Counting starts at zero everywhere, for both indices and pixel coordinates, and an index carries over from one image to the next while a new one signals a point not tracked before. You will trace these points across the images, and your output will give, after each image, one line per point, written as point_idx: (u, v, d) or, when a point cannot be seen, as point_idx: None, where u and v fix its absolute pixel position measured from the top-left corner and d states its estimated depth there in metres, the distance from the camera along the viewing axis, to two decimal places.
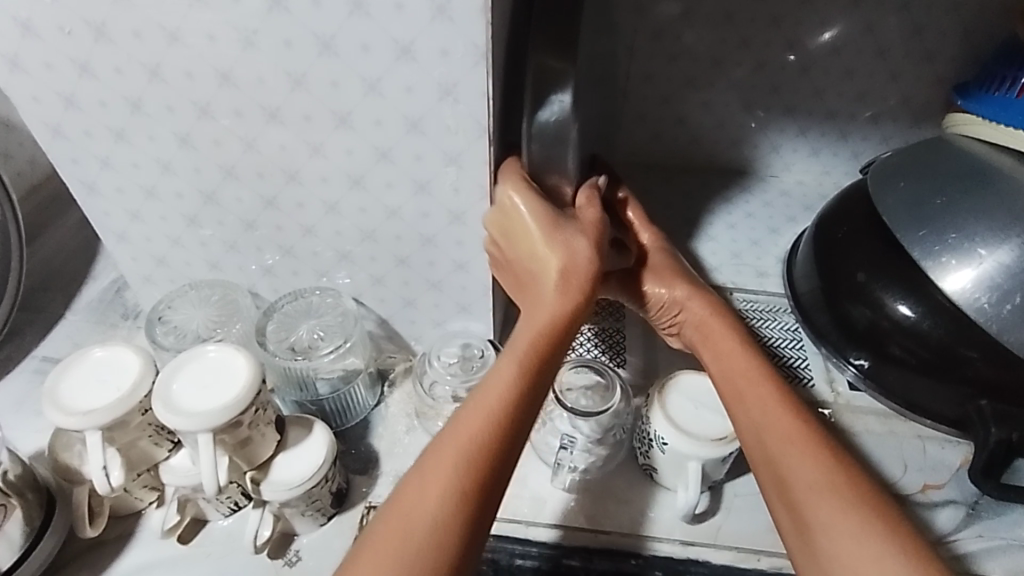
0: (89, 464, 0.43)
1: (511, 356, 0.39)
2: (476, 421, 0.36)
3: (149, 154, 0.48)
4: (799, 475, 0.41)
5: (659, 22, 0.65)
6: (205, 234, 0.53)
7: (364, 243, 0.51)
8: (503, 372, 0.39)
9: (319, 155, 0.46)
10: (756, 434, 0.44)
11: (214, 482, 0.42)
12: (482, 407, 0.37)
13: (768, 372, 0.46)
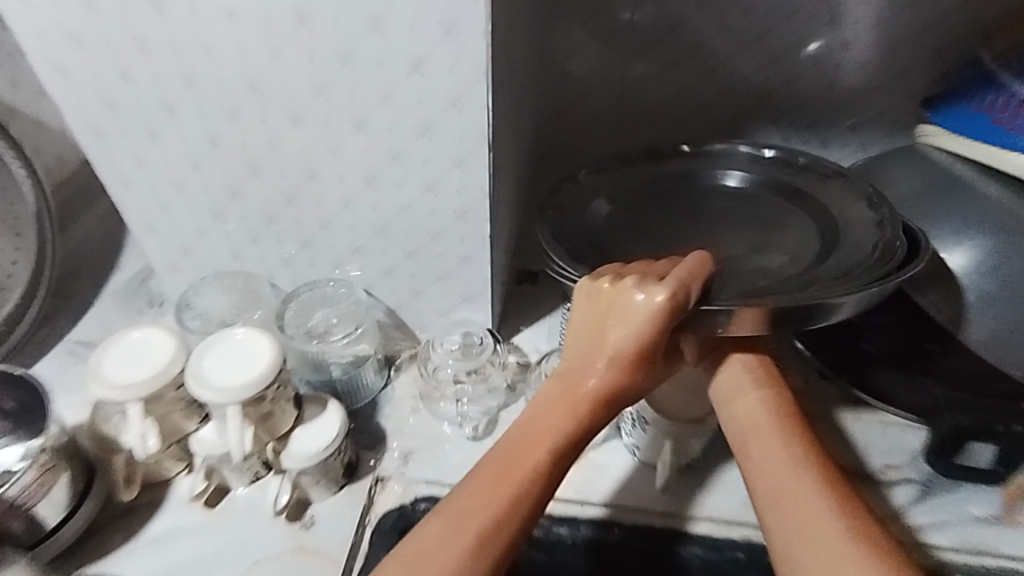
0: (127, 432, 0.48)
1: (548, 438, 0.44)
2: (505, 492, 0.42)
3: (181, 154, 0.52)
4: (800, 520, 0.43)
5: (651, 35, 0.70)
6: (229, 226, 0.58)
7: (376, 237, 0.56)
8: (538, 449, 0.44)
9: (338, 157, 0.50)
10: (773, 469, 0.46)
11: (240, 449, 0.48)
12: (515, 476, 0.43)
13: (790, 420, 0.49)
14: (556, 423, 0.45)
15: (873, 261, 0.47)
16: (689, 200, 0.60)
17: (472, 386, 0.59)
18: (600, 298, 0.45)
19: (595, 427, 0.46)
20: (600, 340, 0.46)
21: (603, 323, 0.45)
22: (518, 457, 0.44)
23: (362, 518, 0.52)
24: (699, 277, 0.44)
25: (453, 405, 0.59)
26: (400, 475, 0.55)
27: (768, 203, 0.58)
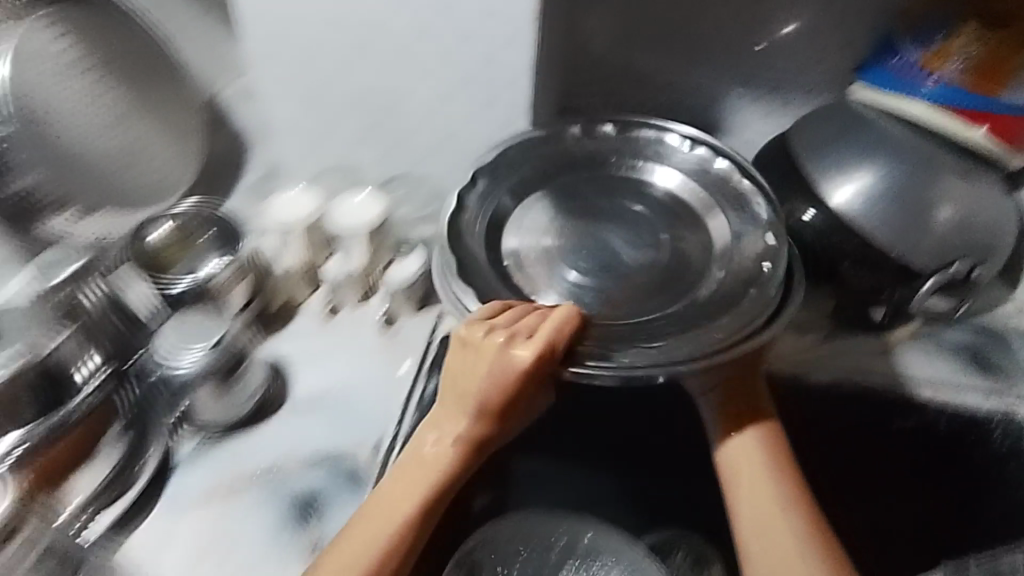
0: (287, 253, 0.72)
1: (422, 482, 0.54)
2: (377, 537, 0.52)
3: (315, 75, 0.75)
4: (782, 548, 0.54)
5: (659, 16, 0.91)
6: (339, 135, 0.79)
7: (447, 142, 0.77)
8: (404, 502, 0.53)
9: (425, 80, 0.72)
10: (762, 508, 0.56)
11: (358, 262, 0.72)
12: (386, 522, 0.52)
13: (782, 463, 0.59)
14: (423, 475, 0.54)
15: (741, 313, 0.53)
16: (617, 181, 0.64)
17: None
18: (474, 352, 0.53)
19: (463, 464, 0.55)
20: (470, 385, 0.54)
21: (473, 369, 0.53)
22: (389, 504, 0.53)
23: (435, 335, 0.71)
24: (558, 331, 0.51)
25: None
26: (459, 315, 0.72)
27: (690, 196, 0.63)
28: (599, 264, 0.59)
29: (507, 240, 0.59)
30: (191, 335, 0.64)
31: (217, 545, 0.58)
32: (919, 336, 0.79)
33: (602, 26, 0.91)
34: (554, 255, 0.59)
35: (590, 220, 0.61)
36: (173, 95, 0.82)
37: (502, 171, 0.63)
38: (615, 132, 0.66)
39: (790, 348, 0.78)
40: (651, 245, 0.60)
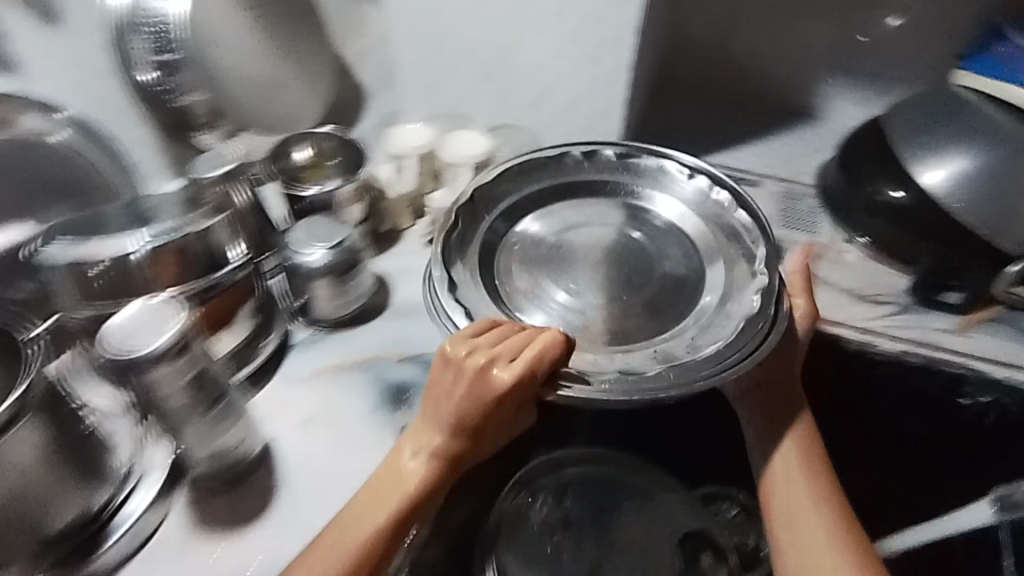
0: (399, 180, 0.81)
1: (393, 500, 0.53)
2: (349, 552, 0.51)
3: (441, 26, 0.83)
4: (808, 524, 0.60)
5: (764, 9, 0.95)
6: (457, 80, 0.88)
7: (552, 92, 0.85)
8: (377, 515, 0.53)
9: (539, 32, 0.80)
10: (793, 491, 0.62)
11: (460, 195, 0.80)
12: (355, 533, 0.52)
13: (813, 454, 0.64)
14: (393, 493, 0.54)
15: (724, 346, 0.55)
16: (618, 207, 0.69)
17: None
18: (456, 371, 0.53)
19: (439, 476, 0.55)
20: (451, 398, 0.54)
21: (456, 384, 0.54)
22: (360, 518, 0.53)
23: None
24: (541, 354, 0.52)
25: None
26: None
27: (686, 228, 0.67)
28: (590, 289, 0.62)
29: (510, 258, 0.64)
30: (317, 232, 0.70)
31: (325, 416, 0.65)
32: (996, 319, 0.78)
33: (697, 19, 0.99)
34: (548, 275, 0.63)
35: (588, 247, 0.65)
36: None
37: (519, 186, 0.69)
38: (621, 161, 0.71)
39: (863, 318, 0.79)
40: (646, 275, 0.64)
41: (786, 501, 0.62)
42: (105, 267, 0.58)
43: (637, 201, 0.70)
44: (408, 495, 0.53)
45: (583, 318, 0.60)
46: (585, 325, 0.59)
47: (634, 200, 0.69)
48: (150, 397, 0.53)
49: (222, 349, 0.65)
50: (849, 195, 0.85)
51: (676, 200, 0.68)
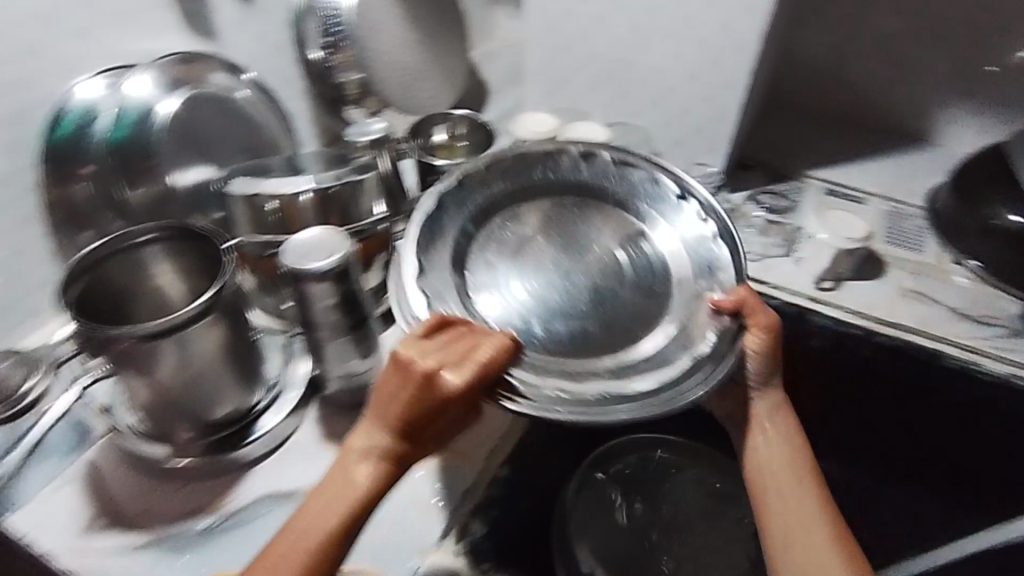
0: None
1: (340, 509, 0.47)
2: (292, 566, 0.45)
3: (577, 26, 0.91)
4: (802, 545, 0.55)
5: (886, 31, 0.95)
6: (583, 78, 0.95)
7: (671, 94, 0.90)
8: (324, 524, 0.47)
9: (667, 37, 0.85)
10: (781, 508, 0.57)
11: None
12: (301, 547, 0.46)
13: (802, 464, 0.60)
14: (338, 503, 0.47)
15: (680, 378, 0.52)
16: (600, 220, 0.66)
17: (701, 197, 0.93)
18: (401, 376, 0.47)
19: (380, 493, 0.48)
20: (394, 404, 0.48)
21: (399, 391, 0.48)
22: (305, 531, 0.47)
23: None
24: (494, 359, 0.49)
25: None
26: None
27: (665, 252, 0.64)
28: (552, 299, 0.60)
29: (482, 249, 0.62)
30: None
31: None
32: None
33: (814, 41, 1.01)
34: (512, 275, 0.61)
35: (560, 255, 0.63)
36: (449, 29, 1.02)
37: (508, 182, 0.66)
38: (616, 170, 0.68)
39: (966, 338, 0.78)
40: (610, 293, 0.61)
41: (780, 511, 0.57)
42: (277, 204, 0.67)
43: (624, 215, 0.66)
44: (345, 510, 0.47)
45: (538, 323, 0.58)
46: (538, 330, 0.57)
47: (621, 215, 0.66)
48: (302, 315, 0.62)
49: (366, 285, 0.76)
50: (964, 216, 0.85)
51: (664, 228, 0.64)
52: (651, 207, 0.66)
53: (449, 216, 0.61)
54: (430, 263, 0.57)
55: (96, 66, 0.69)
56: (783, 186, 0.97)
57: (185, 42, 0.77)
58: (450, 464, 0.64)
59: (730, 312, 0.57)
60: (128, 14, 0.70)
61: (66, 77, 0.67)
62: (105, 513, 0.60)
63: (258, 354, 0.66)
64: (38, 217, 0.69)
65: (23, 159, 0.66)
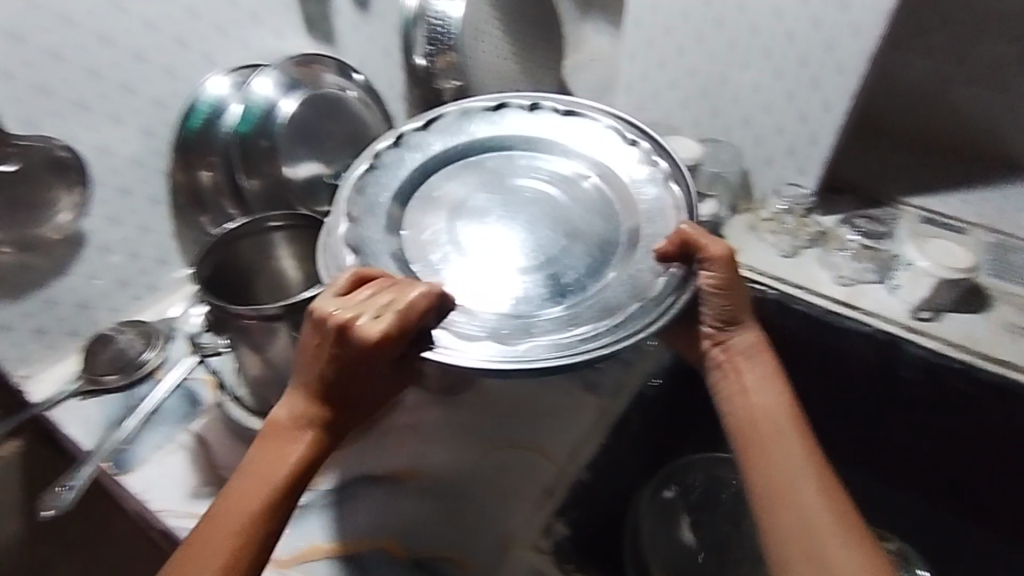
0: None
1: (279, 460, 0.50)
2: (234, 516, 0.48)
3: (673, 42, 0.91)
4: (790, 488, 0.52)
5: (998, 57, 0.92)
6: (675, 93, 0.95)
7: (766, 113, 0.89)
8: (265, 476, 0.49)
9: (766, 56, 0.85)
10: (766, 454, 0.55)
11: None
12: (245, 498, 0.49)
13: (783, 404, 0.58)
14: (280, 454, 0.50)
15: (611, 333, 0.53)
16: (566, 172, 0.67)
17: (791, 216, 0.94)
18: (326, 336, 0.49)
19: (315, 449, 0.51)
20: (318, 358, 0.50)
21: (324, 351, 0.50)
22: (249, 482, 0.49)
23: None
24: (420, 310, 0.50)
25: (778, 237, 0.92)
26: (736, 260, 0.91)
27: (623, 205, 0.64)
28: (491, 240, 0.61)
29: (425, 200, 0.64)
30: None
31: None
32: None
33: (915, 65, 0.98)
34: (454, 219, 0.63)
35: (504, 203, 0.64)
36: (542, 41, 1.04)
37: (454, 139, 0.68)
38: (562, 121, 0.69)
39: None
40: (561, 237, 0.62)
41: (764, 458, 0.55)
42: None
43: (584, 167, 0.67)
44: (285, 476, 0.50)
45: (480, 264, 0.60)
46: (476, 272, 0.59)
47: (581, 164, 0.67)
48: None
49: None
50: None
51: (624, 182, 0.65)
52: (596, 154, 0.67)
53: (388, 173, 0.64)
54: (367, 215, 0.60)
55: (226, 63, 0.74)
56: (877, 211, 0.95)
57: (304, 44, 0.81)
58: (532, 461, 0.67)
59: (676, 255, 0.57)
60: (260, 14, 0.75)
61: (201, 71, 0.72)
62: (212, 481, 0.64)
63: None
64: (165, 197, 0.74)
65: (158, 144, 0.71)
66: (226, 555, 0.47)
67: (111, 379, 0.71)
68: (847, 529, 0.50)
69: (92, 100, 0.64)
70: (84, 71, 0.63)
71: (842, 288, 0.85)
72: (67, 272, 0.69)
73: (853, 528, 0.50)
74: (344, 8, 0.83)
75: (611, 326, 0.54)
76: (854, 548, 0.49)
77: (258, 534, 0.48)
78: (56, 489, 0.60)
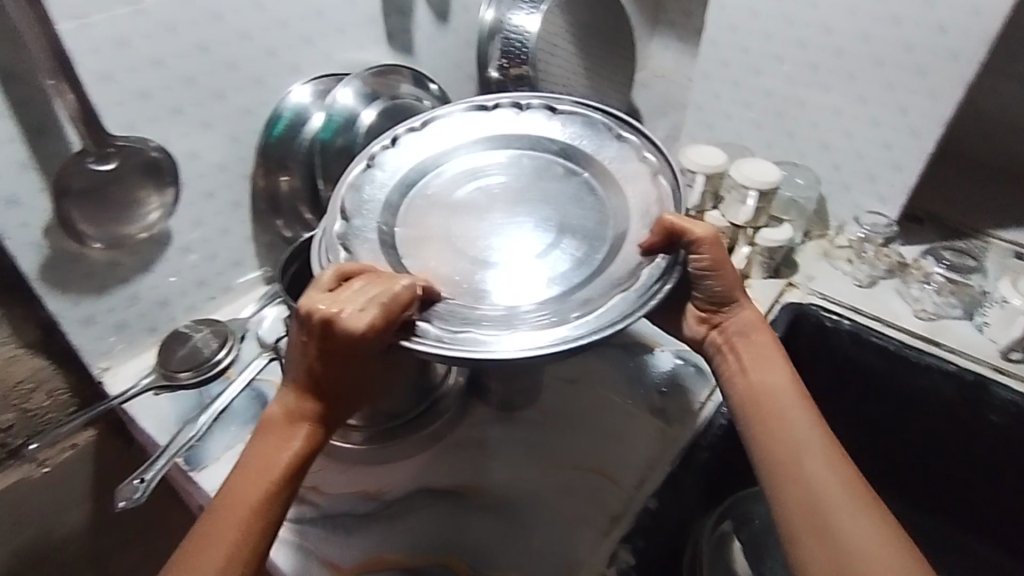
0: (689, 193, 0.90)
1: (279, 452, 0.51)
2: (234, 511, 0.48)
3: (753, 63, 0.89)
4: (795, 459, 0.53)
5: None
6: (751, 115, 0.93)
7: (846, 139, 0.86)
8: (265, 471, 0.50)
9: (852, 80, 0.82)
10: (769, 426, 0.55)
11: (747, 217, 0.86)
12: (243, 493, 0.49)
13: (784, 373, 0.58)
14: (277, 449, 0.51)
15: (596, 319, 0.51)
16: (550, 168, 0.65)
17: (869, 245, 0.91)
18: (314, 330, 0.49)
19: (313, 440, 0.52)
20: (309, 353, 0.50)
21: (316, 345, 0.50)
22: (248, 477, 0.50)
23: (777, 296, 0.87)
24: (409, 299, 0.50)
25: (852, 265, 0.90)
26: (807, 286, 0.89)
27: (609, 204, 0.61)
28: (520, 237, 0.59)
29: (417, 202, 0.62)
30: None
31: (586, 377, 0.76)
32: None
33: (1007, 93, 0.94)
34: (451, 212, 0.62)
35: (489, 198, 0.63)
36: (612, 58, 1.03)
37: (448, 139, 0.66)
38: (553, 118, 0.67)
39: None
40: (548, 232, 0.60)
41: (769, 431, 0.55)
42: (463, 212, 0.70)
43: (570, 165, 0.64)
44: (284, 467, 0.50)
45: (509, 262, 0.58)
46: (505, 269, 0.57)
47: (567, 161, 0.65)
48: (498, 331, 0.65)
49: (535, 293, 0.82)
50: None
51: (610, 179, 0.62)
52: (589, 150, 0.64)
53: (383, 175, 0.63)
54: (361, 214, 0.59)
55: (309, 72, 0.76)
56: (964, 244, 0.91)
57: (384, 56, 0.83)
58: (597, 485, 0.66)
59: (663, 246, 0.55)
60: (345, 26, 0.77)
61: (285, 80, 0.74)
62: None
63: (434, 367, 0.69)
64: (245, 202, 0.76)
65: (242, 150, 0.73)
66: (229, 547, 0.47)
67: (186, 376, 0.73)
68: (854, 493, 0.50)
69: (186, 106, 0.66)
70: (181, 77, 0.65)
71: (924, 323, 0.84)
72: (151, 270, 0.71)
73: (862, 492, 0.51)
74: (423, 22, 0.84)
75: (599, 314, 0.52)
76: (867, 511, 0.49)
77: (261, 525, 0.48)
78: (130, 482, 0.61)
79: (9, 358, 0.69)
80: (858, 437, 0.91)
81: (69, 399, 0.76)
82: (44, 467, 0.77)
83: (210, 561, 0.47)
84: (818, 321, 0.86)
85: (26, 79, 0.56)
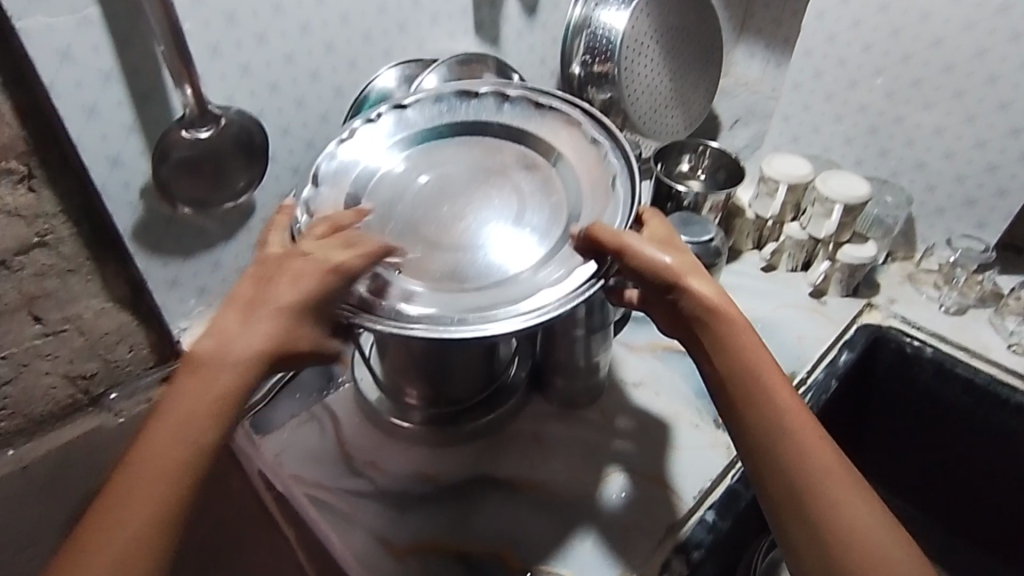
0: (770, 202, 0.87)
1: (209, 395, 0.43)
2: (159, 456, 0.41)
3: (849, 75, 0.85)
4: (792, 475, 0.47)
5: None
6: (840, 128, 0.89)
7: (945, 159, 0.82)
8: (190, 414, 0.42)
9: (959, 97, 0.77)
10: (757, 437, 0.49)
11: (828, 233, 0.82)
12: (171, 436, 0.42)
13: (762, 363, 0.50)
14: (201, 389, 0.43)
15: (528, 308, 0.50)
16: (520, 159, 0.63)
17: (964, 272, 0.85)
18: (280, 268, 0.47)
19: (252, 378, 0.44)
20: (265, 295, 0.45)
21: (269, 279, 0.46)
22: (174, 420, 0.42)
23: (856, 315, 0.84)
24: (375, 256, 0.49)
25: (939, 292, 0.86)
26: (888, 310, 0.84)
27: (565, 201, 0.60)
28: (475, 223, 0.59)
29: (384, 179, 0.62)
30: (692, 229, 0.80)
31: (652, 382, 0.74)
32: None
33: None
34: (408, 194, 0.61)
35: (447, 181, 0.62)
36: (698, 62, 1.01)
37: (434, 119, 0.65)
38: (533, 115, 0.64)
39: None
40: (505, 220, 0.59)
41: (760, 443, 0.49)
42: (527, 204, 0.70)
43: (538, 162, 0.63)
44: (217, 411, 0.43)
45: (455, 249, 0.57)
46: (448, 256, 0.56)
47: (537, 158, 0.63)
48: (563, 328, 0.64)
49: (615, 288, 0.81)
50: None
51: (573, 177, 0.61)
52: (559, 147, 0.62)
53: (363, 153, 0.63)
54: (331, 181, 0.60)
55: (398, 59, 0.77)
56: None
57: (471, 46, 0.83)
58: (656, 492, 0.64)
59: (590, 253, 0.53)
60: (438, 15, 0.78)
61: (375, 64, 0.75)
62: (339, 457, 0.66)
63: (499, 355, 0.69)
64: None
65: (329, 129, 0.75)
66: (156, 494, 0.41)
67: None
68: (841, 482, 0.47)
69: (280, 83, 0.68)
70: (280, 55, 0.67)
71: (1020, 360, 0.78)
72: (234, 239, 0.74)
73: (862, 499, 0.46)
74: (511, 16, 0.85)
75: (532, 303, 0.50)
76: (871, 522, 0.45)
77: (191, 470, 0.42)
78: None
79: (98, 312, 0.73)
80: (931, 474, 0.86)
81: (148, 355, 0.80)
82: (119, 418, 0.81)
83: (134, 512, 0.40)
84: (899, 346, 0.82)
85: (141, 46, 0.58)
